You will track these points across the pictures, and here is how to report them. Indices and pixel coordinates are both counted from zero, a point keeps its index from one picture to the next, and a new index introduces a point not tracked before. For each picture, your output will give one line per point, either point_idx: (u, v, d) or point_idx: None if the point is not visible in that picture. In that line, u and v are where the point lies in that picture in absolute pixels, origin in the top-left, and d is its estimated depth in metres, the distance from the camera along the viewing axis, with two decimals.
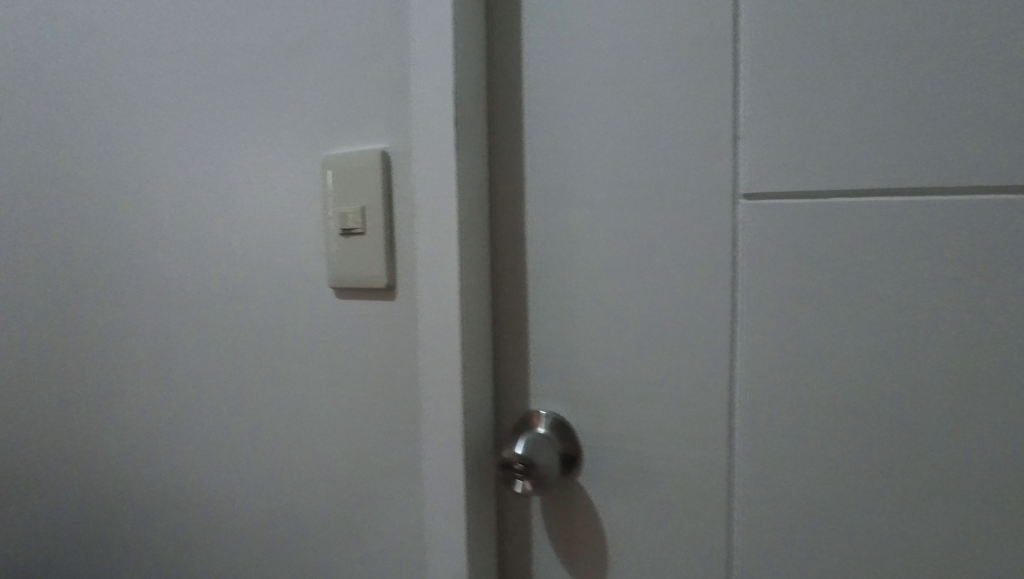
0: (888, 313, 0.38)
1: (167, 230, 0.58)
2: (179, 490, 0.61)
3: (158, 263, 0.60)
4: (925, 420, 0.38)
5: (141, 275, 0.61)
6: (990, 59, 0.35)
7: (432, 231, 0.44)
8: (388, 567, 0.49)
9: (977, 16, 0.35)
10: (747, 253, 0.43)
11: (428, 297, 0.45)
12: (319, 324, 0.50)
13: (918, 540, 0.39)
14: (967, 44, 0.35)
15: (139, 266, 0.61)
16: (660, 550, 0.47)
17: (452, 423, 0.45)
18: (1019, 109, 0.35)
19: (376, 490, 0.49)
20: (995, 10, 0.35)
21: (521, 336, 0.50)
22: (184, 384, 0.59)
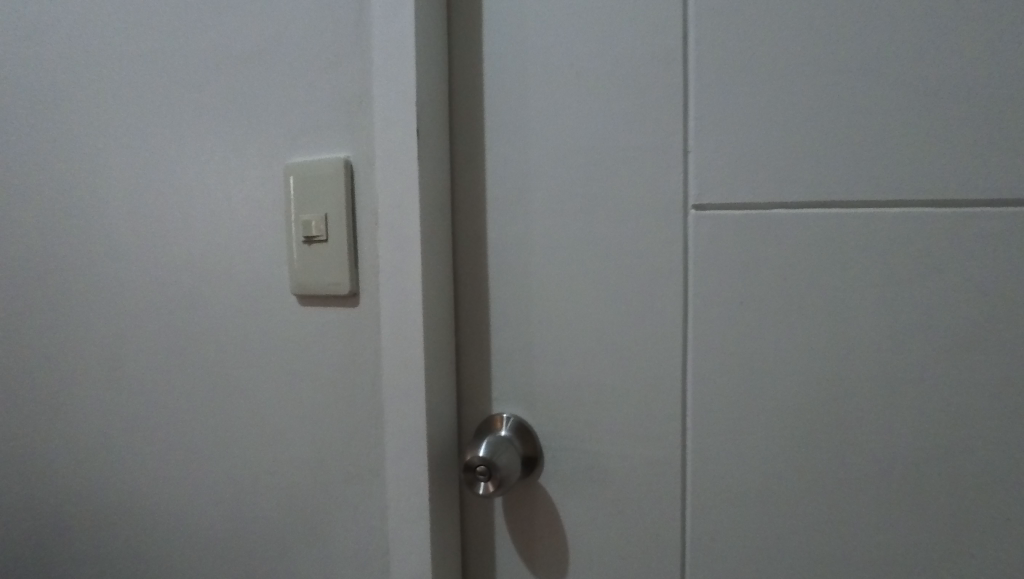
0: (827, 320, 0.41)
1: (137, 239, 0.60)
2: (152, 492, 0.63)
3: (127, 271, 0.61)
4: (859, 417, 0.41)
5: (111, 283, 0.62)
6: (916, 84, 0.38)
7: (392, 238, 0.46)
8: (359, 559, 0.51)
9: (905, 45, 0.38)
10: (696, 264, 0.44)
11: (389, 302, 0.46)
12: (287, 328, 0.52)
13: (854, 528, 0.42)
14: (896, 70, 0.38)
15: (109, 273, 0.62)
16: (616, 552, 0.48)
17: (412, 424, 0.46)
18: (941, 131, 0.37)
19: (344, 490, 0.51)
20: (920, 41, 0.37)
21: (483, 339, 0.51)
22: (155, 388, 0.61)
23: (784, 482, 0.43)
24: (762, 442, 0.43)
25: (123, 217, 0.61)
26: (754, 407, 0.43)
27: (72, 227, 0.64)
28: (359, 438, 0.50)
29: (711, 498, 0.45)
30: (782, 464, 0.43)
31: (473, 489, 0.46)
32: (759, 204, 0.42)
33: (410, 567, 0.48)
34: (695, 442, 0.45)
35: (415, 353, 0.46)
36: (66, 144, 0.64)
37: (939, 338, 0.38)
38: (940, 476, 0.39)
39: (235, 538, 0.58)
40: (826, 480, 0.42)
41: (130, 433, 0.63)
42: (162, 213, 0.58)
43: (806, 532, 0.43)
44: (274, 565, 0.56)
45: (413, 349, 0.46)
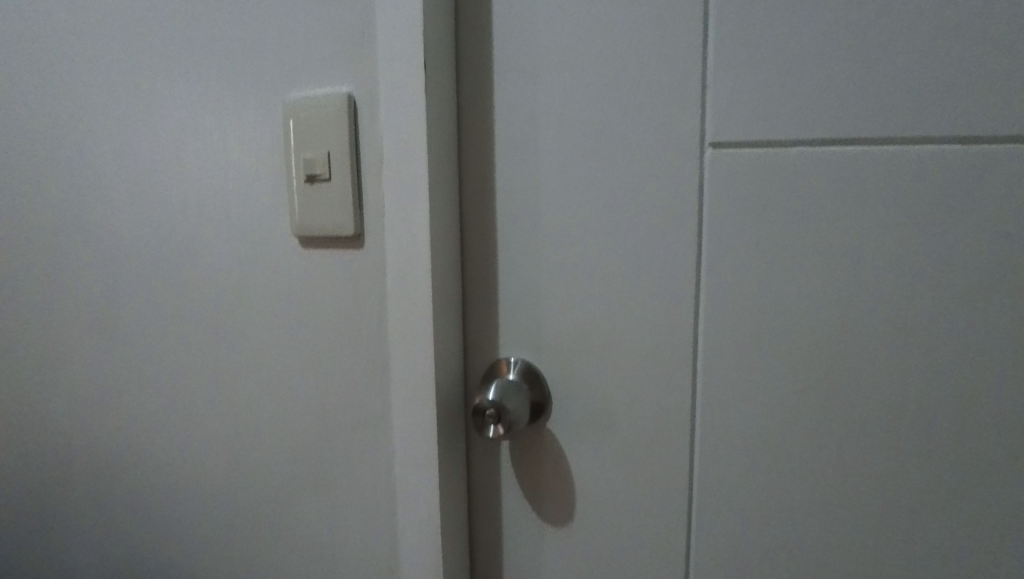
0: (847, 261, 0.40)
1: (130, 187, 0.58)
2: (151, 445, 0.62)
3: (119, 221, 0.59)
4: (876, 359, 0.40)
5: (103, 234, 0.60)
6: (948, 14, 0.36)
7: (397, 176, 0.44)
8: (366, 505, 0.51)
9: None
10: (711, 206, 0.43)
11: (395, 244, 0.45)
12: (289, 273, 0.50)
13: (866, 469, 0.42)
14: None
15: (101, 223, 0.60)
16: (623, 498, 0.48)
17: (420, 369, 0.46)
18: (972, 64, 0.36)
19: (350, 437, 0.51)
20: None
21: (490, 284, 0.50)
22: (153, 340, 0.59)
23: (795, 425, 0.43)
24: (774, 386, 0.43)
25: (114, 165, 0.59)
26: (767, 351, 0.43)
27: (61, 177, 0.62)
28: (365, 386, 0.49)
29: (722, 442, 0.45)
30: (794, 408, 0.43)
31: (482, 432, 0.46)
32: (779, 141, 0.41)
33: (417, 513, 0.48)
34: (706, 387, 0.45)
35: (423, 297, 0.44)
36: (50, 90, 0.61)
37: (960, 280, 0.38)
38: (953, 418, 0.39)
39: (239, 488, 0.58)
40: (838, 423, 0.42)
41: (127, 386, 0.62)
42: (154, 159, 0.56)
43: (816, 475, 0.43)
44: (279, 514, 0.56)
45: (421, 292, 0.45)
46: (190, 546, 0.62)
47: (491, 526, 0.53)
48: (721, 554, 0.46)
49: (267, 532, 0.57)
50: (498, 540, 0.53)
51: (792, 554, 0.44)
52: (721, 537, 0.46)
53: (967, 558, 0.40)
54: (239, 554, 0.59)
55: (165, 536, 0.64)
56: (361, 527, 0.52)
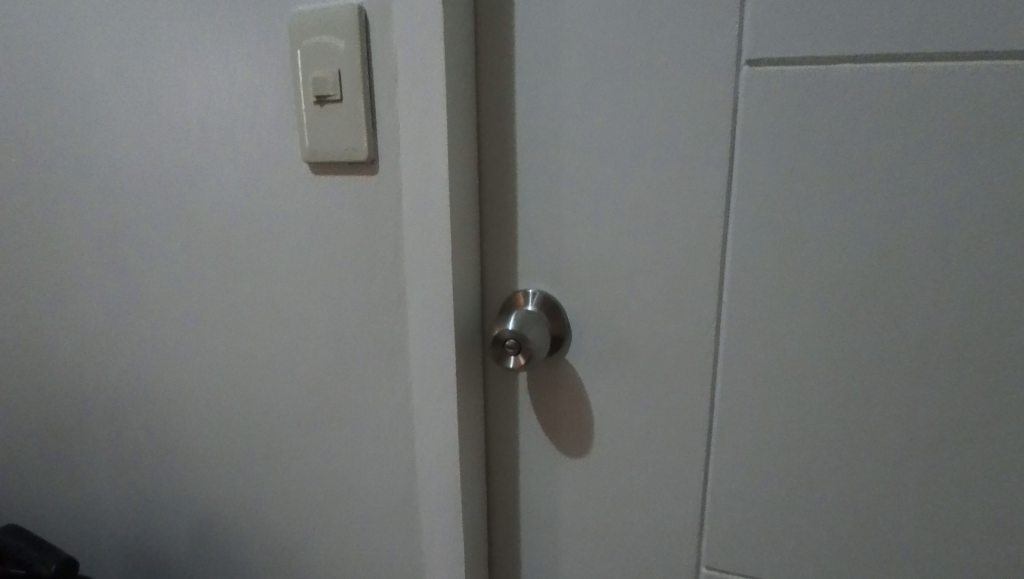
0: (886, 187, 0.38)
1: (116, 112, 0.54)
2: (152, 385, 0.60)
3: (107, 149, 0.55)
4: (909, 289, 0.39)
5: (91, 163, 0.57)
6: None
7: (414, 96, 0.41)
8: (382, 437, 0.51)
9: None
10: (745, 129, 0.41)
11: (412, 169, 0.43)
12: (295, 201, 0.48)
13: (892, 399, 0.41)
14: None
15: (88, 151, 0.57)
16: (643, 430, 0.48)
17: (438, 299, 0.44)
18: None
19: (363, 370, 0.50)
20: None
21: (508, 213, 0.48)
22: (148, 276, 0.57)
23: (823, 356, 0.42)
24: (802, 318, 0.42)
25: (98, 88, 0.54)
26: (797, 282, 0.42)
27: (41, 103, 0.58)
28: (380, 318, 0.48)
29: (745, 374, 0.44)
30: (822, 339, 0.42)
31: (502, 362, 0.45)
32: (822, 58, 0.38)
33: (436, 443, 0.47)
34: (732, 318, 0.44)
35: (442, 225, 0.43)
36: (20, 4, 0.56)
37: (1005, 206, 0.36)
38: (987, 348, 0.38)
39: (246, 428, 0.56)
40: (867, 354, 0.41)
41: (121, 324, 0.60)
42: (140, 79, 0.52)
43: (841, 407, 0.42)
44: (289, 451, 0.55)
45: (439, 220, 0.43)
46: (195, 488, 0.61)
47: (508, 457, 0.53)
48: (739, 482, 0.47)
49: (277, 471, 0.56)
50: (515, 470, 0.53)
51: (811, 483, 0.45)
52: (740, 467, 0.46)
53: (990, 487, 0.40)
54: (245, 494, 0.58)
55: (168, 479, 0.62)
56: (377, 460, 0.51)
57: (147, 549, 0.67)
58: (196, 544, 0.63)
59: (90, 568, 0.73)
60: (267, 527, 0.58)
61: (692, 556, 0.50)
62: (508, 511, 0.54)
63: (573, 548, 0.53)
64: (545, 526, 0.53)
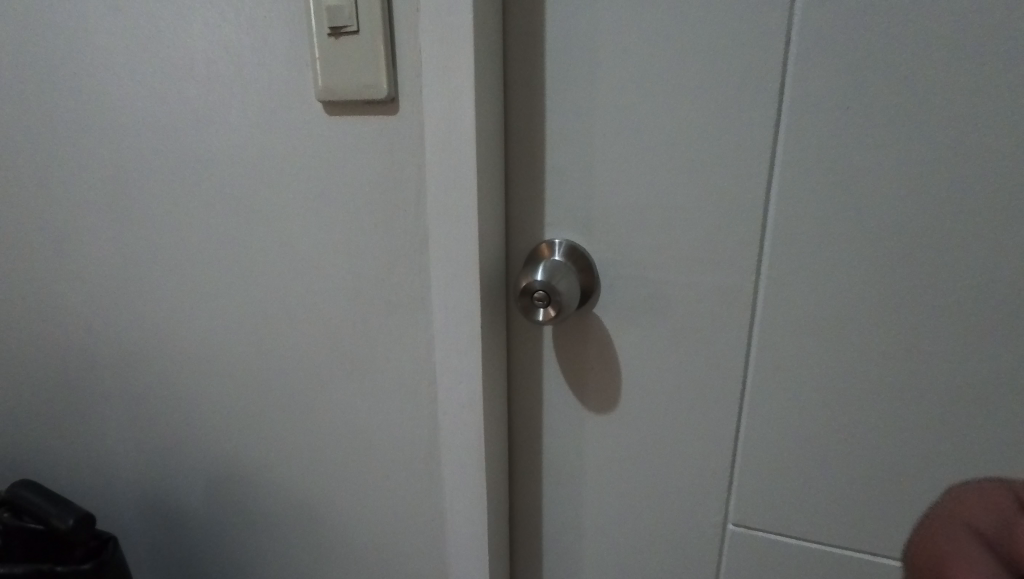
0: (950, 128, 0.35)
1: (111, 46, 0.50)
2: (159, 338, 0.58)
3: (102, 86, 0.51)
4: (965, 238, 0.37)
5: (85, 102, 0.53)
6: None
7: (439, 27, 0.38)
8: (402, 393, 0.49)
9: None
10: (797, 62, 0.37)
11: (437, 108, 0.40)
12: (309, 145, 0.45)
13: (937, 353, 0.40)
14: None
15: (80, 91, 0.53)
16: (673, 385, 0.47)
17: (463, 249, 0.42)
18: None
19: (383, 324, 0.48)
20: None
21: (535, 158, 0.45)
22: (154, 223, 0.54)
23: (868, 309, 0.40)
24: (849, 268, 0.40)
25: (87, 17, 0.50)
26: (846, 230, 0.39)
27: (23, 36, 0.53)
28: (401, 268, 0.46)
29: (785, 328, 0.42)
30: (869, 291, 0.40)
31: (530, 315, 0.43)
32: None
33: (459, 398, 0.46)
34: (772, 269, 0.42)
35: (468, 169, 0.40)
36: None
37: None
38: None
39: (260, 382, 0.54)
40: (915, 307, 0.39)
41: (124, 276, 0.57)
42: (135, 8, 0.48)
43: (884, 361, 0.41)
44: (305, 406, 0.53)
45: (466, 163, 0.40)
46: (208, 443, 0.60)
47: (531, 412, 0.52)
48: (772, 437, 0.45)
49: (292, 425, 0.54)
50: (537, 425, 0.52)
51: (847, 438, 0.43)
52: (774, 422, 0.45)
53: None
54: (260, 449, 0.57)
55: (181, 433, 0.61)
56: (397, 414, 0.50)
57: (162, 501, 0.66)
58: (212, 497, 0.62)
59: (103, 521, 0.72)
60: (283, 482, 0.57)
61: (718, 512, 0.49)
62: (530, 466, 0.53)
63: (596, 502, 0.52)
64: (568, 480, 0.52)
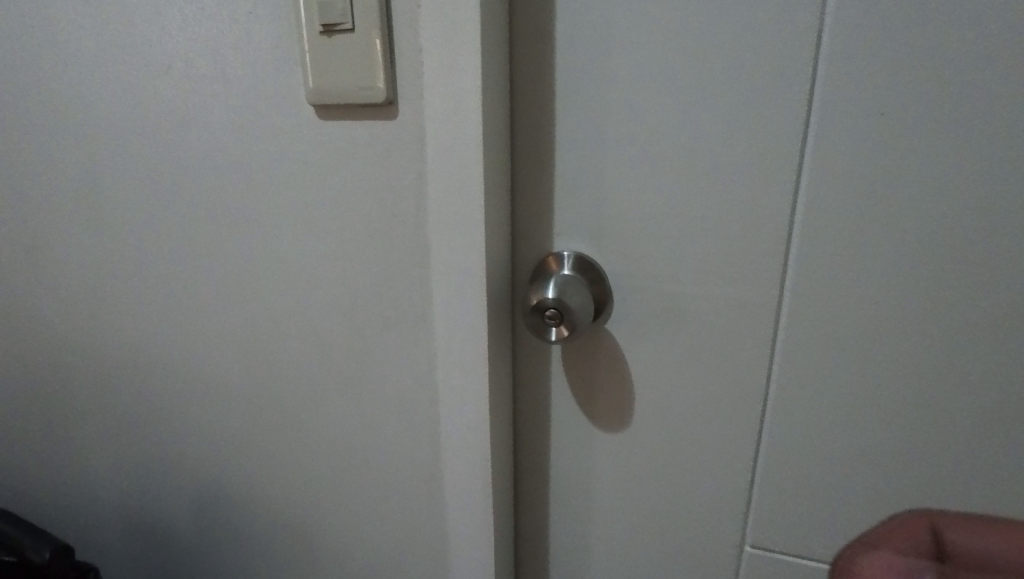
0: (988, 134, 0.33)
1: (79, 41, 0.46)
2: (139, 355, 0.54)
3: (68, 85, 0.47)
4: (1003, 251, 0.35)
5: (51, 102, 0.48)
6: None
7: (443, 24, 0.35)
8: (401, 413, 0.46)
9: None
10: (831, 62, 0.34)
11: (441, 112, 0.37)
12: (297, 150, 0.42)
13: (970, 370, 0.37)
14: None
15: (43, 91, 0.48)
16: (688, 404, 0.44)
17: (469, 263, 0.39)
18: None
19: (380, 342, 0.45)
20: None
21: (543, 164, 0.42)
22: (130, 233, 0.50)
23: (898, 326, 0.38)
24: (880, 281, 0.37)
25: (50, 10, 0.46)
26: (878, 243, 0.37)
27: None
28: (399, 282, 0.42)
29: (811, 343, 0.40)
30: (901, 305, 0.37)
31: (541, 333, 0.41)
32: None
33: (464, 420, 0.43)
34: (798, 283, 0.39)
35: (474, 178, 0.37)
36: None
37: None
38: None
39: (247, 401, 0.51)
40: (948, 322, 0.37)
41: (97, 289, 0.53)
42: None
43: (914, 379, 0.39)
44: (295, 427, 0.50)
45: (471, 171, 0.37)
46: (193, 464, 0.56)
47: (538, 430, 0.49)
48: (794, 457, 0.43)
49: (282, 446, 0.51)
50: (544, 444, 0.49)
51: (873, 459, 0.41)
52: (796, 441, 0.43)
53: None
54: (248, 471, 0.54)
55: (163, 454, 0.57)
56: (395, 436, 0.47)
57: (145, 524, 0.63)
58: (199, 520, 0.59)
59: (81, 543, 0.69)
60: (274, 505, 0.54)
61: (735, 532, 0.47)
62: (537, 486, 0.51)
63: (606, 522, 0.50)
64: (576, 500, 0.50)
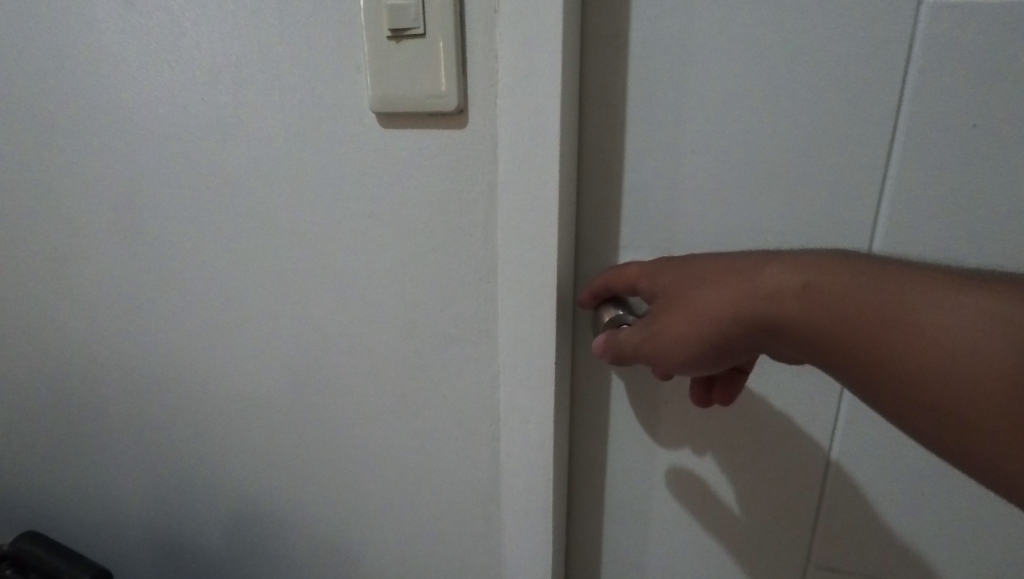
0: None
1: (126, 45, 0.44)
2: (177, 368, 0.53)
3: (113, 90, 0.46)
4: None
5: (95, 108, 0.47)
6: None
7: (518, 31, 0.33)
8: (456, 430, 0.44)
9: None
10: (922, 73, 0.33)
11: (513, 123, 0.34)
12: (351, 161, 0.40)
13: None
14: None
15: (87, 96, 0.47)
16: (753, 425, 0.42)
17: (537, 280, 0.37)
18: None
19: (436, 358, 0.43)
20: None
21: (611, 176, 0.40)
22: (172, 243, 0.48)
23: None
24: None
25: (97, 13, 0.44)
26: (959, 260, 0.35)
27: (20, 31, 0.47)
28: (461, 296, 0.41)
29: None
30: None
31: None
32: None
33: (524, 441, 0.41)
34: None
35: (549, 192, 0.35)
36: None
37: None
38: None
39: (291, 415, 0.49)
40: None
41: (135, 300, 0.52)
42: (154, 3, 0.42)
43: None
44: (339, 444, 0.49)
45: (546, 186, 0.35)
46: (229, 481, 0.55)
47: (594, 447, 0.48)
48: (863, 478, 0.41)
49: (325, 461, 0.50)
50: (600, 461, 0.48)
51: (952, 483, 0.39)
52: (868, 463, 0.41)
53: None
54: (287, 489, 0.52)
55: (198, 469, 0.56)
56: (450, 452, 0.45)
57: (175, 541, 0.61)
58: (233, 537, 0.57)
59: (107, 558, 0.67)
60: (313, 522, 0.53)
61: (800, 555, 0.45)
62: (591, 503, 0.49)
63: (661, 540, 0.48)
64: (632, 517, 0.49)
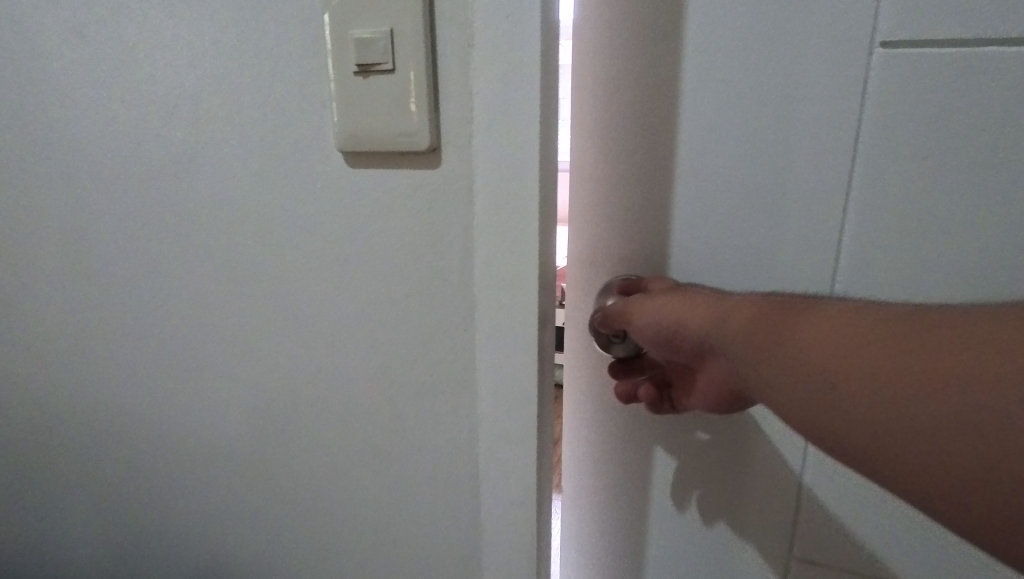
0: None
1: (72, 78, 0.41)
2: (132, 417, 0.49)
3: (59, 127, 0.43)
4: None
5: (39, 144, 0.44)
6: None
7: (494, 67, 0.30)
8: (432, 482, 0.42)
9: None
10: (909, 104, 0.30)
11: (493, 162, 0.32)
12: (312, 201, 0.38)
13: None
14: None
15: (30, 133, 0.44)
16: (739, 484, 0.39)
17: (518, 328, 0.34)
18: None
19: (409, 407, 0.40)
20: None
21: None
22: (125, 287, 0.45)
23: None
24: None
25: (42, 46, 0.41)
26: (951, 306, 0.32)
27: None
28: (435, 342, 0.38)
29: None
30: None
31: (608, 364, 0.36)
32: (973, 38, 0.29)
33: (502, 495, 0.39)
34: None
35: (532, 235, 0.32)
36: None
37: None
38: None
39: (255, 464, 0.46)
40: None
41: (86, 347, 0.49)
42: (101, 35, 0.39)
43: None
44: (303, 497, 0.46)
45: (527, 228, 0.32)
46: (190, 536, 0.51)
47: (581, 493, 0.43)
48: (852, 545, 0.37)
49: (290, 514, 0.47)
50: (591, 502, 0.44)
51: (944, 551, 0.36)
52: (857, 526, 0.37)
53: None
54: (252, 545, 0.49)
55: (156, 524, 0.52)
56: (429, 501, 0.42)
57: None
58: None
59: None
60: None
61: None
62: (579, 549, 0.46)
63: None
64: None
